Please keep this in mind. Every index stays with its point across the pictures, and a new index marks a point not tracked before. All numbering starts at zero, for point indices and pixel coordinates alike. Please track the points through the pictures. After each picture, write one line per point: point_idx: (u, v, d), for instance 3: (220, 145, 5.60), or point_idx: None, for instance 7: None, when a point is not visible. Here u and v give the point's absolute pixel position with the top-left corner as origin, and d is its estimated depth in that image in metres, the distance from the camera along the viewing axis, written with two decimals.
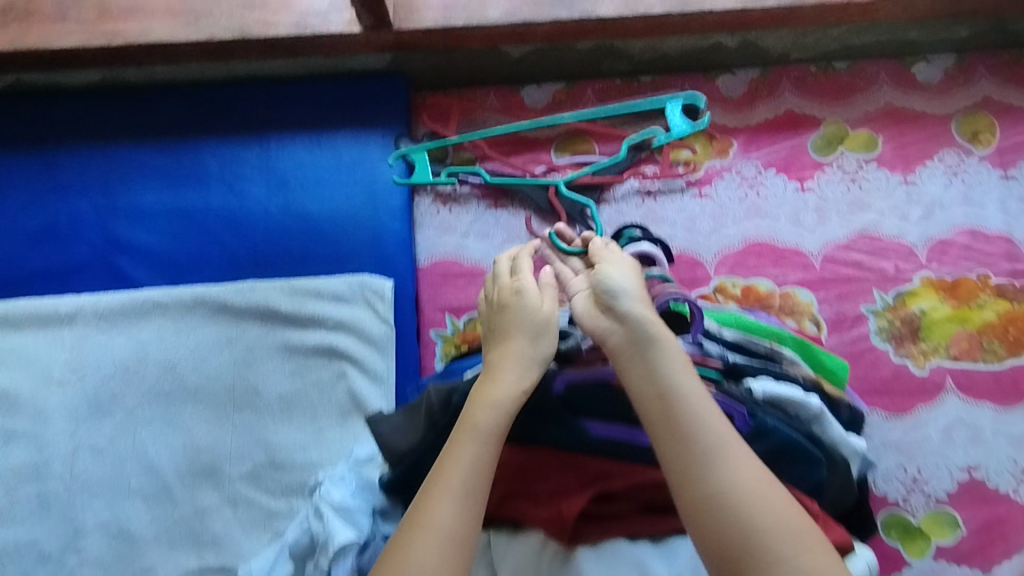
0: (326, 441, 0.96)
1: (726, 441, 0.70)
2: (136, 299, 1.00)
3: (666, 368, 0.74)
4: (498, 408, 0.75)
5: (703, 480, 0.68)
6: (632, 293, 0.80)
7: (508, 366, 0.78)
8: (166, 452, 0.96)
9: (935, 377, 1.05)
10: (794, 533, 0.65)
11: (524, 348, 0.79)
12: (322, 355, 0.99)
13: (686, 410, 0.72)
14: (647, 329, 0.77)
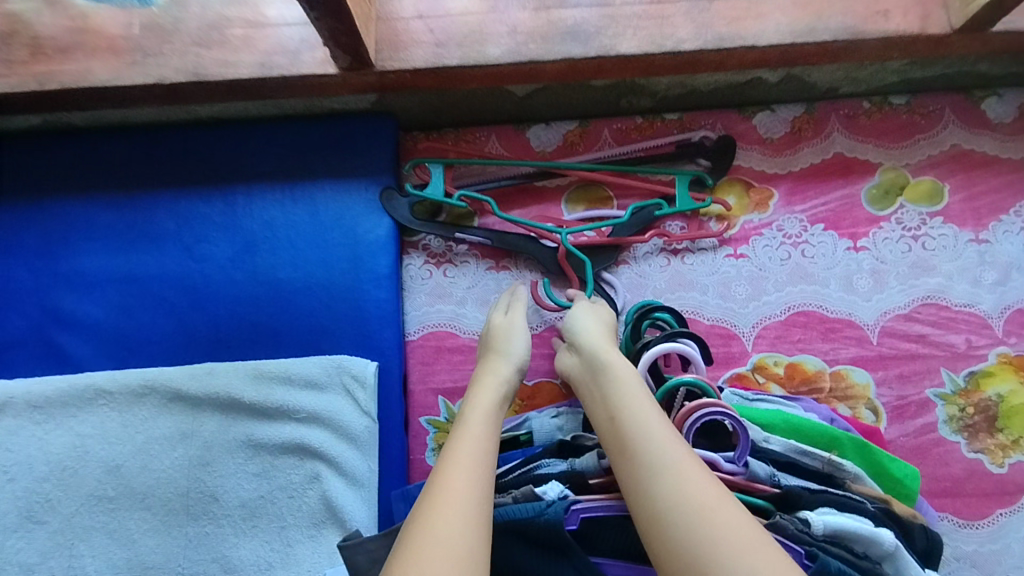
0: (294, 559, 0.81)
1: (676, 451, 0.59)
2: (76, 384, 0.86)
3: (617, 389, 0.67)
4: (484, 449, 0.67)
5: (651, 490, 0.57)
6: (595, 327, 0.78)
7: (481, 397, 0.74)
8: (106, 569, 0.80)
9: (1016, 476, 0.89)
10: (759, 551, 0.51)
11: (501, 381, 0.77)
12: (292, 453, 0.85)
13: (632, 421, 0.63)
14: (600, 352, 0.73)
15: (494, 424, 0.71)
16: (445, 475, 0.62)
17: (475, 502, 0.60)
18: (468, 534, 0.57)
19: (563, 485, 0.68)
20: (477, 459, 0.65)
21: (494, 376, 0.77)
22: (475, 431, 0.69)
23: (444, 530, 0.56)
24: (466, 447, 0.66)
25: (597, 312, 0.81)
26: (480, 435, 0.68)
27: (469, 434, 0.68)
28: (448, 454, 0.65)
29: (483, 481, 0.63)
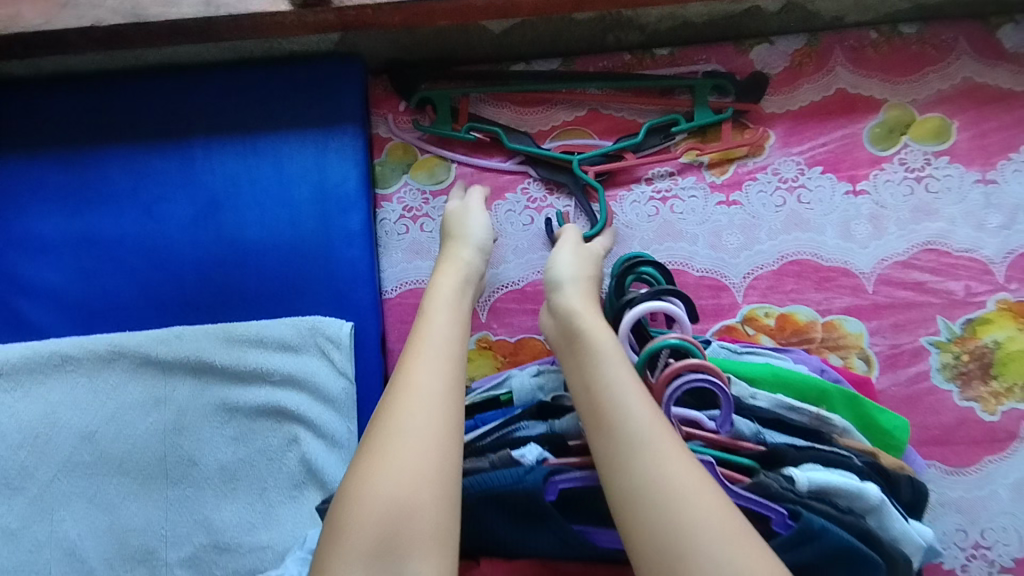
0: (277, 519, 0.81)
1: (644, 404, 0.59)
2: (41, 353, 0.83)
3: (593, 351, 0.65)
4: (449, 337, 0.67)
5: (619, 431, 0.57)
6: (572, 285, 0.75)
7: (442, 286, 0.74)
8: (89, 534, 0.80)
9: (1007, 423, 0.87)
10: (709, 499, 0.52)
11: (464, 270, 0.77)
12: (269, 416, 0.83)
13: (611, 376, 0.62)
14: (577, 316, 0.70)
15: (460, 309, 0.72)
16: (408, 367, 0.63)
17: (437, 395, 0.60)
18: (435, 424, 0.59)
19: (542, 448, 0.67)
20: (443, 349, 0.65)
21: (456, 264, 0.78)
22: (439, 320, 0.69)
23: (408, 422, 0.58)
24: (430, 341, 0.66)
25: (579, 268, 0.78)
26: (444, 325, 0.68)
27: (431, 324, 0.68)
28: (412, 347, 0.66)
29: (450, 366, 0.64)
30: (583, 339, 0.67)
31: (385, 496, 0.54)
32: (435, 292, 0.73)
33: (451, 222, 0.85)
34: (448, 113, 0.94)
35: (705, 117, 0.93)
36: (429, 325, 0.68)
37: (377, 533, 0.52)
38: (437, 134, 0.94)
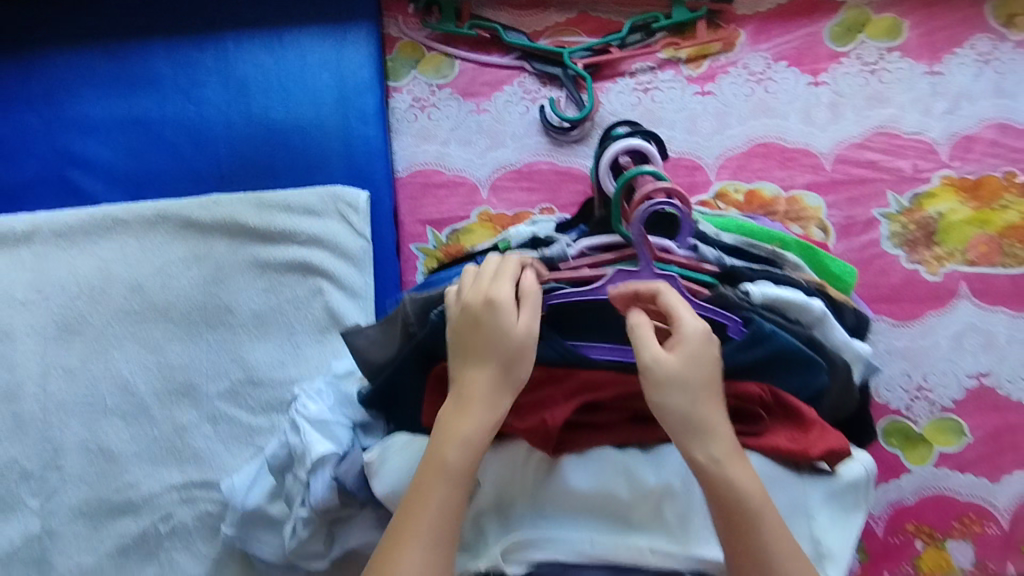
0: (304, 358, 0.93)
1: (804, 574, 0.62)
2: (94, 215, 0.94)
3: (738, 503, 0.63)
4: (442, 511, 0.64)
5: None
6: (712, 425, 0.66)
7: (449, 445, 0.66)
8: (140, 372, 0.93)
9: (948, 284, 0.99)
10: None
11: (475, 416, 0.67)
12: (296, 271, 0.94)
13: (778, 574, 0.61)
14: (735, 479, 0.64)
15: (464, 478, 0.66)
16: (398, 551, 0.62)
17: None
18: None
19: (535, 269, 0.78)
20: (437, 534, 0.63)
21: (461, 436, 0.67)
22: (436, 493, 0.65)
23: None
24: (423, 526, 0.63)
25: (711, 383, 0.67)
26: (440, 511, 0.64)
27: (426, 504, 0.64)
28: (401, 521, 0.64)
29: (441, 563, 0.62)
30: (751, 511, 0.63)
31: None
32: (442, 463, 0.66)
33: (479, 326, 0.71)
34: (453, 14, 1.07)
35: (682, 15, 1.06)
36: (427, 506, 0.64)
37: None
38: (443, 31, 1.06)
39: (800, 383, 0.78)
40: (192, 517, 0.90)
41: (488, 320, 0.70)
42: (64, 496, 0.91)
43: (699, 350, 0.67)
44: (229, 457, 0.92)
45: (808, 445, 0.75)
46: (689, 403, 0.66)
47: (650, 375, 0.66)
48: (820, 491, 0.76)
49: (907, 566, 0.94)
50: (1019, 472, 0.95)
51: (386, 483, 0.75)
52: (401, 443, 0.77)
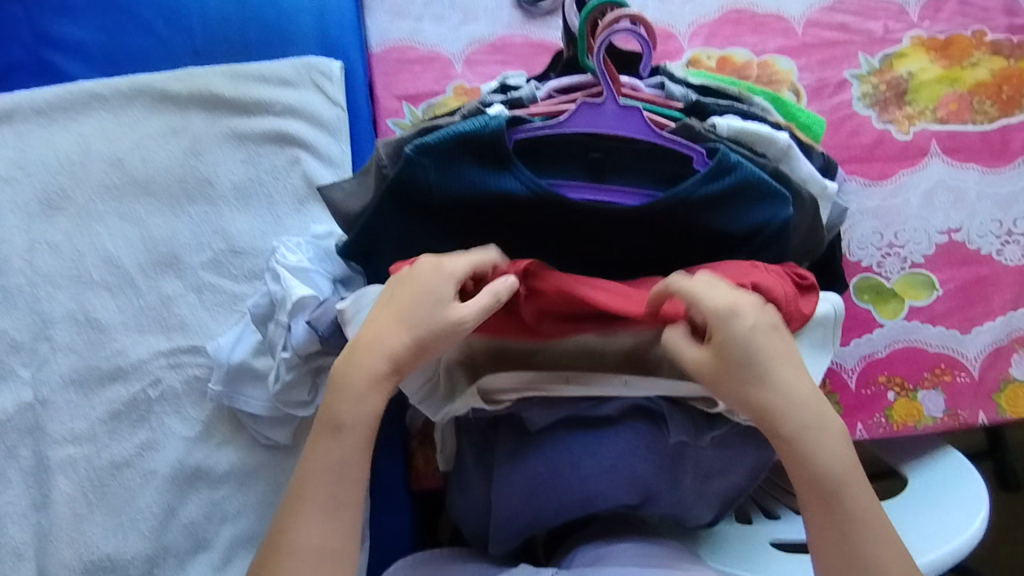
0: (284, 227, 0.96)
1: (873, 545, 0.61)
2: (72, 90, 0.97)
3: (811, 478, 0.63)
4: (340, 472, 0.65)
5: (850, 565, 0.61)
6: (786, 405, 0.64)
7: (343, 410, 0.66)
8: (124, 245, 0.95)
9: (919, 142, 1.01)
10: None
11: (368, 369, 0.66)
12: (273, 142, 0.98)
13: (859, 537, 0.61)
14: (807, 456, 0.63)
15: (355, 440, 0.66)
16: (290, 519, 0.63)
17: (319, 555, 0.62)
18: None
19: (504, 109, 0.78)
20: (335, 498, 0.64)
21: (354, 402, 0.66)
22: (328, 457, 0.65)
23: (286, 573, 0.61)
24: (318, 491, 0.64)
25: (768, 362, 0.64)
26: (334, 474, 0.64)
27: (322, 469, 0.65)
28: (296, 489, 0.65)
29: (340, 521, 0.64)
30: (832, 490, 0.62)
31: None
32: (337, 425, 0.66)
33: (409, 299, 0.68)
34: None
35: None
36: (323, 470, 0.65)
37: None
38: None
39: (767, 220, 0.79)
40: (180, 382, 0.92)
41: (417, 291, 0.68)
42: (55, 365, 0.92)
43: (737, 331, 0.64)
44: (214, 324, 0.94)
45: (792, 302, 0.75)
46: (748, 392, 0.64)
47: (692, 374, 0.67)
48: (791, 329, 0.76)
49: (880, 417, 0.94)
50: (990, 324, 0.96)
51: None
52: (374, 296, 0.75)
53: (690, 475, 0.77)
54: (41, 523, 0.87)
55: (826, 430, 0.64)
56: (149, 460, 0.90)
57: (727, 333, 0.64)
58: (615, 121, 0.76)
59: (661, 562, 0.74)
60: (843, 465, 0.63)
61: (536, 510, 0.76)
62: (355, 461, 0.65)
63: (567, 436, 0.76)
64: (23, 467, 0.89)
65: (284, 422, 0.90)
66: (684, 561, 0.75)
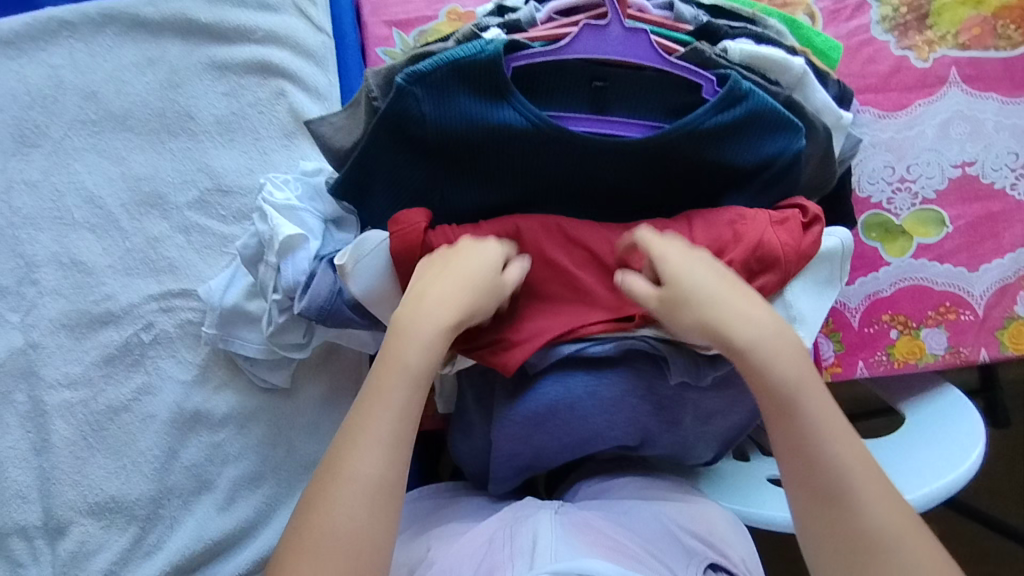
0: (272, 164, 0.93)
1: (837, 456, 0.59)
2: (38, 19, 0.94)
3: (768, 383, 0.62)
4: (402, 410, 0.62)
5: (810, 478, 0.59)
6: (737, 321, 0.64)
7: (405, 348, 0.64)
8: (105, 184, 0.92)
9: (937, 71, 0.96)
10: (891, 504, 0.58)
11: (433, 322, 0.65)
12: (256, 73, 0.95)
13: (820, 447, 0.60)
14: (767, 364, 0.63)
15: (421, 378, 0.64)
16: (351, 448, 0.60)
17: (378, 490, 0.59)
18: (372, 519, 0.58)
19: (500, 32, 0.73)
20: (396, 432, 0.61)
21: (416, 344, 0.64)
22: (395, 392, 0.62)
23: (347, 506, 0.58)
24: (381, 424, 0.61)
25: (714, 287, 0.66)
26: (397, 409, 0.62)
27: (390, 405, 0.62)
28: (358, 419, 0.62)
29: (400, 457, 0.61)
30: (786, 394, 0.62)
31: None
32: (400, 359, 0.64)
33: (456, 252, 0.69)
34: None
35: None
36: (387, 405, 0.62)
37: None
38: None
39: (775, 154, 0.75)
40: (173, 325, 0.90)
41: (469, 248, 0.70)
42: (43, 310, 0.90)
43: (686, 267, 0.67)
44: (204, 266, 0.91)
45: (797, 242, 0.74)
46: (697, 316, 0.65)
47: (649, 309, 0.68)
48: (791, 269, 0.74)
49: (882, 355, 0.94)
50: (998, 261, 0.94)
51: (363, 283, 0.74)
52: (376, 244, 0.74)
53: (690, 415, 0.77)
54: (43, 465, 0.87)
55: (779, 342, 0.64)
56: (147, 403, 0.89)
57: (675, 253, 0.68)
58: (618, 47, 0.71)
59: (661, 494, 0.76)
60: (798, 374, 0.62)
61: (537, 451, 0.76)
62: (419, 400, 0.63)
63: (564, 374, 0.74)
64: (20, 411, 0.88)
65: (282, 364, 0.89)
66: (683, 493, 0.77)
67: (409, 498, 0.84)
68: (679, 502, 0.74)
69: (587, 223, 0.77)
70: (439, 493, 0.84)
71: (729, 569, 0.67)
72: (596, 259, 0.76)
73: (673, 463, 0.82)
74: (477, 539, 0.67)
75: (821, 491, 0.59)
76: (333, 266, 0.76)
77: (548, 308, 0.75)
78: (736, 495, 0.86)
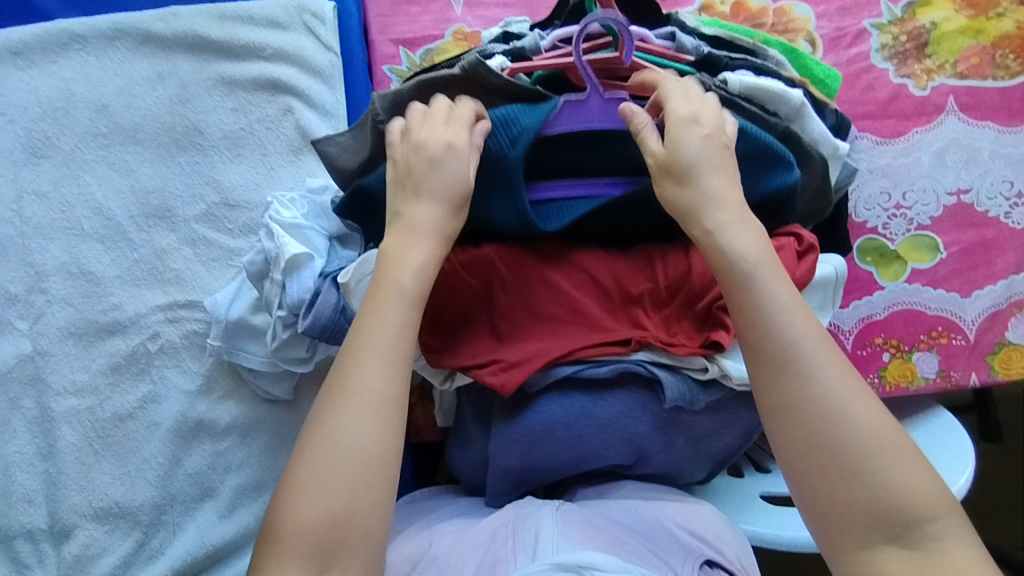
0: (278, 179, 0.94)
1: (795, 329, 0.60)
2: (50, 31, 0.97)
3: (732, 253, 0.63)
4: (399, 327, 0.64)
5: (765, 352, 0.60)
6: (709, 197, 0.66)
7: (398, 268, 0.66)
8: (114, 196, 0.93)
9: (935, 99, 0.98)
10: (845, 374, 0.59)
11: (423, 246, 0.67)
12: (264, 89, 0.97)
13: (777, 320, 0.60)
14: (727, 241, 0.64)
15: (418, 297, 0.66)
16: (350, 363, 0.62)
17: (380, 406, 0.61)
18: (376, 434, 0.60)
19: (503, 60, 0.76)
20: (397, 350, 0.63)
21: (407, 265, 0.66)
22: (389, 310, 0.64)
23: (352, 420, 0.60)
24: (376, 341, 0.63)
25: (705, 164, 0.67)
26: (393, 325, 0.64)
27: (383, 322, 0.64)
28: (356, 337, 0.63)
29: (399, 372, 0.62)
30: (745, 271, 0.62)
31: (304, 534, 0.56)
32: (394, 279, 0.66)
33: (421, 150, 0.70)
34: None
35: None
36: (382, 322, 0.64)
37: (320, 523, 0.57)
38: None
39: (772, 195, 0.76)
40: (179, 336, 0.92)
41: (433, 161, 0.69)
42: (51, 318, 0.92)
43: (688, 136, 0.67)
44: (210, 278, 0.93)
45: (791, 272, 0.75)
46: (681, 190, 0.66)
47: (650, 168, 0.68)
48: None
49: (874, 378, 0.95)
50: (991, 288, 0.96)
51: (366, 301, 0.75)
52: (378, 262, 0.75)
53: (684, 437, 0.78)
54: (49, 470, 0.89)
55: (744, 223, 0.65)
56: (152, 412, 0.91)
57: (685, 112, 0.68)
58: (602, 113, 0.74)
59: (661, 495, 0.78)
60: (758, 251, 0.63)
61: (533, 468, 0.77)
62: (417, 321, 0.65)
63: (561, 394, 0.76)
64: (27, 417, 0.90)
65: (284, 376, 0.91)
66: (680, 494, 0.79)
67: (410, 501, 0.86)
68: (676, 501, 0.76)
69: (588, 247, 0.79)
70: (433, 496, 0.87)
71: (725, 565, 0.69)
72: (595, 281, 0.77)
73: (665, 482, 0.84)
74: (480, 534, 0.69)
75: (770, 361, 0.60)
76: (336, 284, 0.78)
77: (547, 327, 0.76)
78: (727, 513, 0.88)
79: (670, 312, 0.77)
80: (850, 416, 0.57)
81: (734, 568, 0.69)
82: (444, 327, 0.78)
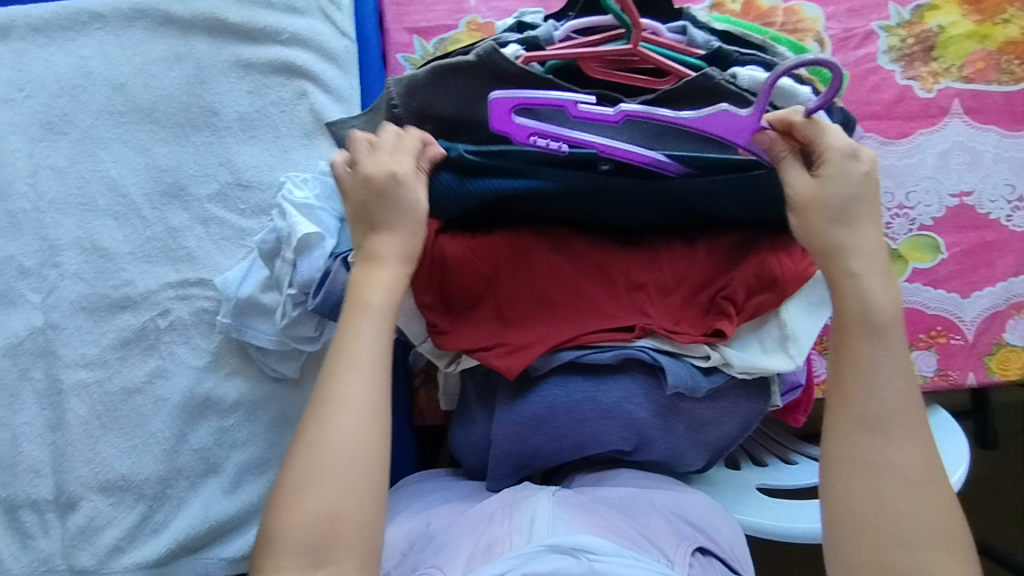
0: (292, 162, 0.96)
1: (898, 397, 0.61)
2: (70, 10, 0.98)
3: (861, 305, 0.64)
4: (375, 340, 0.66)
5: (861, 406, 0.62)
6: (854, 246, 0.66)
7: (370, 285, 0.68)
8: (128, 172, 0.95)
9: (941, 101, 1.00)
10: (929, 459, 0.60)
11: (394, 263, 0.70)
12: (280, 73, 0.98)
13: (880, 381, 0.62)
14: (862, 292, 0.64)
15: (392, 310, 0.68)
16: (333, 374, 0.64)
17: (365, 414, 0.63)
18: (362, 440, 0.62)
19: (518, 48, 0.77)
20: (374, 359, 0.66)
21: (376, 282, 0.69)
22: (370, 323, 0.67)
23: (337, 428, 0.62)
24: (355, 352, 0.65)
25: (853, 211, 0.67)
26: (370, 338, 0.66)
27: (362, 335, 0.66)
28: (337, 349, 0.66)
29: (382, 380, 0.65)
30: (868, 327, 0.63)
31: (298, 538, 0.58)
32: (366, 294, 0.68)
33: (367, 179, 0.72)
34: None
35: None
36: (359, 334, 0.66)
37: (311, 529, 0.58)
38: None
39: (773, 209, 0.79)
40: (189, 313, 0.94)
41: (386, 191, 0.71)
42: (64, 291, 0.93)
43: (846, 174, 0.67)
44: (222, 257, 0.95)
45: (794, 268, 0.78)
46: (826, 231, 0.66)
47: (791, 199, 0.68)
48: (787, 289, 0.78)
49: None
50: (990, 290, 0.97)
51: None
52: None
53: (684, 424, 0.80)
54: (57, 442, 0.91)
55: (880, 280, 0.65)
56: (159, 387, 0.92)
57: (841, 151, 0.67)
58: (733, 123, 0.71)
59: (657, 483, 0.79)
60: (891, 311, 0.64)
61: (534, 451, 0.79)
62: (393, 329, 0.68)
63: (564, 378, 0.77)
64: (37, 389, 0.92)
65: (291, 355, 0.92)
66: (677, 484, 0.80)
67: (409, 482, 0.87)
68: (673, 490, 0.78)
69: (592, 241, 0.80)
70: (434, 476, 0.88)
71: (717, 553, 0.71)
72: (604, 274, 0.78)
73: (664, 469, 0.85)
74: (476, 518, 0.70)
75: (867, 415, 0.61)
76: (347, 265, 0.78)
77: (554, 318, 0.77)
78: (723, 503, 0.89)
79: (673, 303, 0.78)
80: (918, 498, 0.58)
81: (726, 557, 0.71)
82: (444, 317, 0.79)
